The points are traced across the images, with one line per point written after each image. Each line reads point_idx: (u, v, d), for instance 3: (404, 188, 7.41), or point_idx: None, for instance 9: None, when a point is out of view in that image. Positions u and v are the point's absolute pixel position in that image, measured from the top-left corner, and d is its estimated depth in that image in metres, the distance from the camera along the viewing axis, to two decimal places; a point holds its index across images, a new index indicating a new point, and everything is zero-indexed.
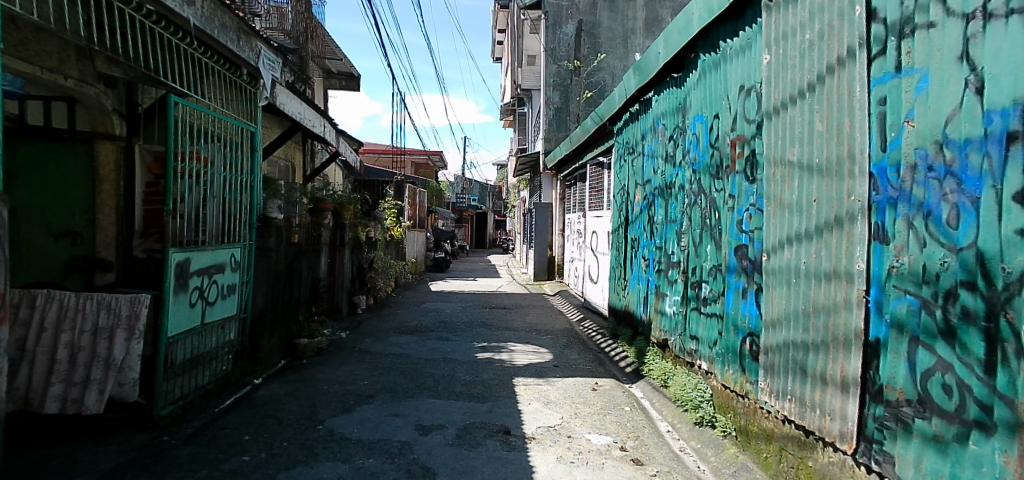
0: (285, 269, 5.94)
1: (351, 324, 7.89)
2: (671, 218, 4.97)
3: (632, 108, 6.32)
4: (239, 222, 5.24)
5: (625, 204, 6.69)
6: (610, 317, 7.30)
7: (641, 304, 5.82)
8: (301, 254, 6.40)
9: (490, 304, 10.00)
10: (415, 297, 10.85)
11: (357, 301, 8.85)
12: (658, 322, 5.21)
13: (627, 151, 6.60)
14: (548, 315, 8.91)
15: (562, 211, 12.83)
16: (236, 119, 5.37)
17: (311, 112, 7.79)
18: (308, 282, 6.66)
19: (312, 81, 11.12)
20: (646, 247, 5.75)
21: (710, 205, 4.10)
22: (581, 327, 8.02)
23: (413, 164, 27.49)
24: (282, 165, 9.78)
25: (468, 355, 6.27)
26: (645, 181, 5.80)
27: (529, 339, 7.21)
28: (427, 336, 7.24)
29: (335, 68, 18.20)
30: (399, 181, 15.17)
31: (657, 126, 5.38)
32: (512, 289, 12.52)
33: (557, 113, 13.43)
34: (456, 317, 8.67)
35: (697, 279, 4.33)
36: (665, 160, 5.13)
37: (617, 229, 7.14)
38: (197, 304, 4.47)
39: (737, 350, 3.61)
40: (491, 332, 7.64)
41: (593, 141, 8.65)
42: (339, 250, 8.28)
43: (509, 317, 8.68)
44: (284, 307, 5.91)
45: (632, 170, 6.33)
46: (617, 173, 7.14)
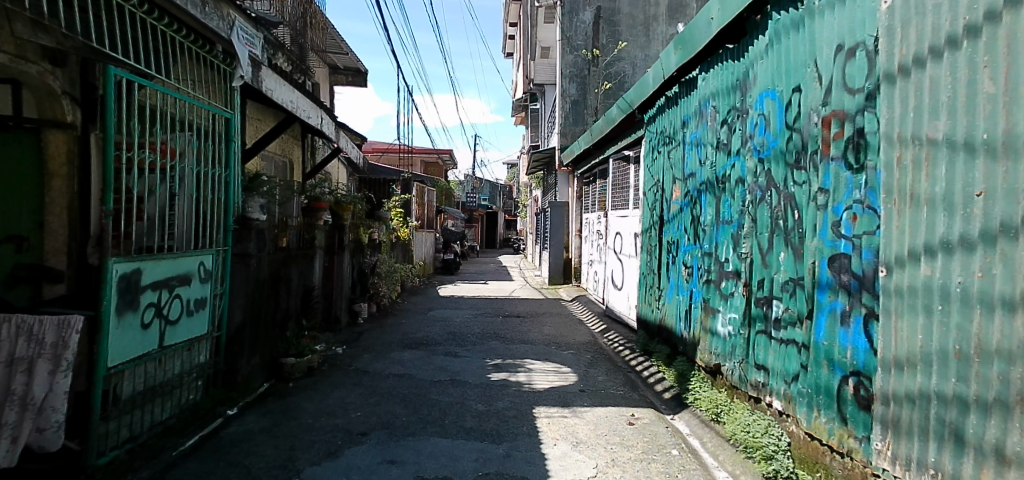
0: (270, 278, 5.15)
1: (349, 337, 7.10)
2: (725, 219, 4.13)
3: (669, 91, 5.46)
4: (210, 223, 4.44)
5: (658, 202, 5.83)
6: (639, 330, 6.44)
7: (682, 320, 4.97)
8: (289, 260, 5.60)
9: (502, 312, 9.16)
10: (422, 303, 10.04)
11: (359, 310, 8.12)
12: (706, 344, 4.36)
13: (661, 141, 5.75)
14: (568, 325, 8.06)
15: (579, 211, 11.98)
16: (210, 105, 4.56)
17: (306, 101, 6.99)
18: (298, 291, 5.87)
19: (313, 73, 10.37)
20: (688, 254, 4.90)
21: (787, 203, 3.26)
22: (605, 339, 7.18)
23: (423, 162, 26.80)
24: (279, 162, 9.02)
25: (480, 376, 5.45)
26: (687, 175, 4.94)
27: (548, 355, 6.38)
28: (434, 351, 6.42)
29: (341, 62, 17.51)
30: (406, 179, 14.38)
31: (704, 109, 4.54)
32: (526, 294, 11.69)
33: (574, 106, 12.45)
34: (466, 327, 7.84)
35: (765, 296, 3.50)
36: (716, 149, 4.28)
37: (647, 231, 6.29)
38: (153, 324, 3.66)
39: (833, 391, 2.78)
40: (505, 346, 6.80)
41: (617, 132, 7.82)
42: (337, 255, 7.54)
43: (524, 327, 7.86)
44: (271, 322, 5.11)
45: (669, 163, 5.48)
46: (648, 167, 6.28)
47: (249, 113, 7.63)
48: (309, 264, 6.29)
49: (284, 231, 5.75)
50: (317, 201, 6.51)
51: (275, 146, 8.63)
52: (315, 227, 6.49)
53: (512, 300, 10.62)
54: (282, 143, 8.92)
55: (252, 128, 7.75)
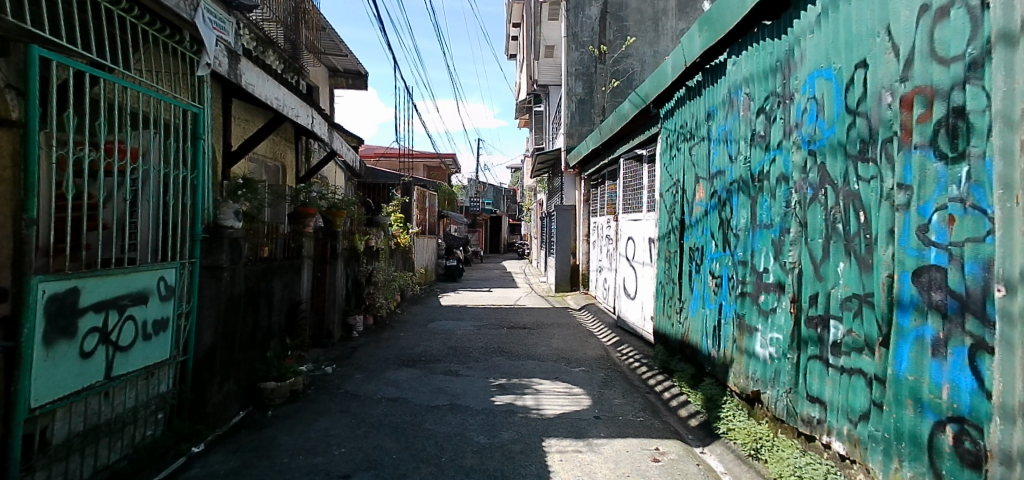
0: (251, 292, 4.63)
1: (341, 354, 6.54)
2: (763, 223, 3.58)
3: (690, 81, 4.93)
4: (175, 231, 3.89)
5: (678, 205, 5.28)
6: (657, 345, 5.88)
7: (708, 336, 4.41)
8: (272, 272, 5.07)
9: (507, 323, 8.60)
10: (422, 314, 9.48)
11: (354, 323, 7.58)
12: (741, 367, 3.79)
13: (681, 137, 5.20)
14: (577, 337, 7.49)
15: (587, 214, 11.43)
16: (177, 99, 3.99)
17: (294, 99, 6.50)
18: (283, 306, 5.34)
19: (306, 73, 9.89)
20: (715, 262, 4.34)
21: (849, 203, 2.72)
22: (619, 353, 6.61)
23: (425, 167, 26.31)
24: (270, 166, 8.51)
25: (483, 400, 4.89)
26: (713, 174, 4.40)
27: (558, 373, 5.80)
28: (432, 370, 5.85)
29: (340, 65, 17.03)
30: (407, 183, 13.85)
31: (734, 97, 4.00)
32: (532, 302, 11.13)
33: (580, 105, 11.90)
34: (468, 341, 7.26)
35: (818, 315, 2.93)
36: (750, 143, 3.74)
37: (663, 237, 5.74)
38: (98, 352, 3.12)
39: (920, 439, 2.21)
40: (510, 363, 6.22)
41: (629, 130, 7.28)
42: (329, 265, 7.03)
43: (531, 340, 7.29)
44: (249, 342, 4.59)
45: (690, 161, 4.94)
46: (664, 167, 5.74)
47: (236, 113, 7.13)
48: (295, 276, 5.75)
49: (267, 239, 5.22)
50: (305, 205, 5.98)
51: (266, 149, 8.14)
52: (302, 235, 5.95)
53: (517, 310, 10.05)
54: (273, 146, 8.42)
55: (239, 129, 7.25)
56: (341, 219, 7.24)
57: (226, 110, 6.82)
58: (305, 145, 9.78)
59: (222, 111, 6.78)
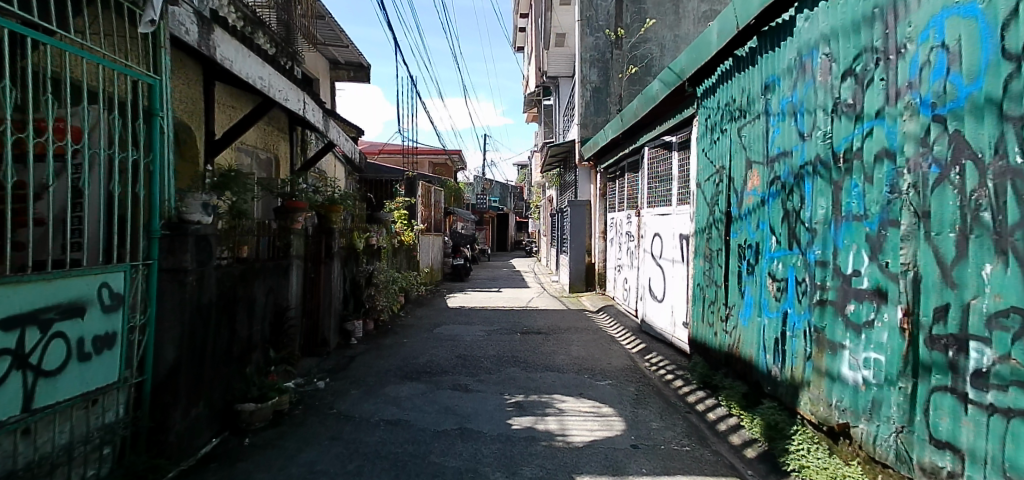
0: (225, 298, 3.96)
1: (336, 365, 5.84)
2: (851, 214, 2.87)
3: (740, 49, 4.23)
4: (121, 227, 3.18)
5: (722, 195, 4.57)
6: (694, 356, 5.15)
7: (770, 351, 3.69)
8: (254, 274, 4.40)
9: (520, 327, 7.88)
10: (427, 318, 8.77)
11: (352, 329, 6.90)
12: (820, 391, 3.07)
13: (727, 115, 4.48)
14: (599, 344, 6.77)
15: (604, 210, 10.70)
16: (125, 66, 3.19)
17: (285, 80, 5.83)
18: (267, 312, 4.66)
19: (302, 60, 9.25)
20: (778, 262, 3.63)
21: (1004, 183, 2.02)
22: (648, 363, 5.88)
23: (430, 163, 25.66)
24: (262, 158, 7.87)
25: (498, 423, 4.17)
26: (775, 156, 3.69)
27: (582, 388, 5.08)
28: (438, 384, 5.15)
29: (342, 58, 16.38)
30: (411, 178, 13.13)
31: (805, 61, 3.29)
32: (545, 303, 10.41)
33: (595, 94, 11.17)
34: (478, 349, 6.55)
35: (950, 334, 2.21)
36: (832, 114, 3.03)
37: (702, 233, 5.03)
38: (10, 379, 2.45)
39: None
40: (526, 375, 5.49)
41: (656, 114, 6.57)
42: (324, 265, 6.37)
43: (547, 348, 6.58)
44: (222, 356, 3.91)
45: (740, 144, 4.23)
46: (703, 153, 5.03)
47: (220, 98, 6.49)
48: (282, 278, 5.07)
49: (249, 236, 4.55)
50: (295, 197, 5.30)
51: (257, 139, 7.50)
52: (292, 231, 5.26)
53: (530, 312, 9.33)
54: (265, 136, 7.77)
55: (224, 116, 6.61)
56: (337, 214, 6.58)
57: (208, 95, 6.20)
58: (301, 136, 9.14)
59: (204, 95, 6.17)
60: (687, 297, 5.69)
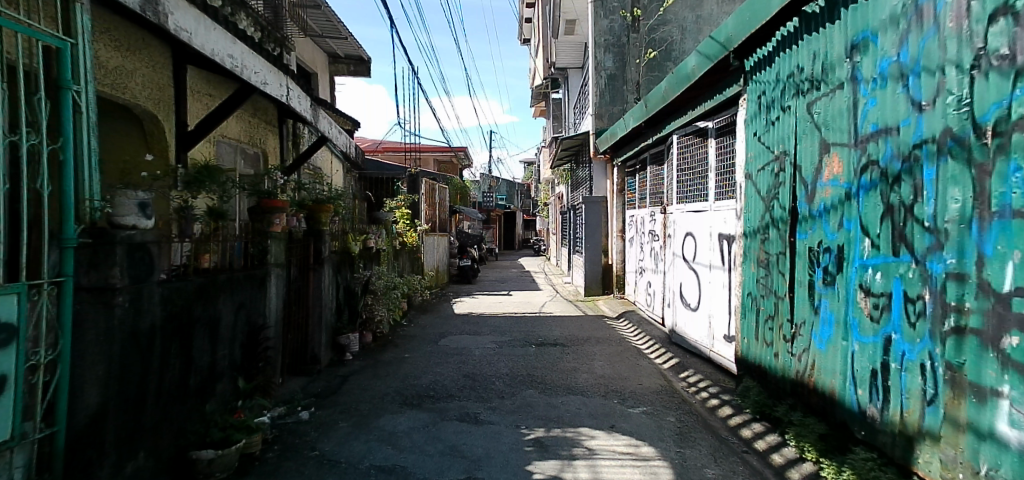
0: (175, 319, 3.12)
1: (325, 388, 5.05)
2: (1008, 209, 2.06)
3: (811, 4, 3.43)
4: (14, 233, 2.34)
5: (784, 187, 3.77)
6: (746, 378, 4.34)
7: (863, 385, 2.90)
8: (221, 289, 3.66)
9: (535, 338, 7.07)
10: (432, 327, 8.00)
11: (347, 343, 6.06)
12: (956, 452, 2.28)
13: (790, 89, 3.68)
14: (625, 359, 5.96)
15: (622, 206, 9.88)
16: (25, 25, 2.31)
17: (263, 61, 5.07)
18: (242, 331, 3.90)
19: (293, 46, 8.46)
20: (877, 272, 2.83)
21: None
22: (686, 384, 5.06)
23: (435, 160, 24.94)
24: (247, 153, 7.11)
25: (515, 470, 3.37)
26: (869, 135, 2.89)
27: (613, 417, 4.27)
28: (443, 414, 4.35)
29: (341, 51, 15.67)
30: (414, 175, 12.28)
31: (921, 6, 2.49)
32: (560, 308, 9.61)
33: (611, 82, 10.38)
34: (488, 365, 5.76)
35: None
36: (970, 71, 2.22)
37: (755, 233, 4.23)
38: None
39: None
40: (546, 400, 4.69)
41: (688, 98, 5.78)
42: (312, 272, 5.61)
43: (567, 364, 5.78)
44: (172, 393, 3.10)
45: (811, 123, 3.43)
46: (754, 137, 4.23)
47: (193, 85, 5.71)
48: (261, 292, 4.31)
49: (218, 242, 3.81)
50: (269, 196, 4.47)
51: (241, 131, 6.75)
52: (271, 234, 4.49)
53: (544, 319, 8.53)
54: (250, 130, 7.03)
55: (200, 105, 5.83)
56: (327, 215, 5.83)
57: (178, 81, 5.43)
58: (293, 129, 8.39)
59: (173, 81, 5.40)
60: (733, 308, 4.89)
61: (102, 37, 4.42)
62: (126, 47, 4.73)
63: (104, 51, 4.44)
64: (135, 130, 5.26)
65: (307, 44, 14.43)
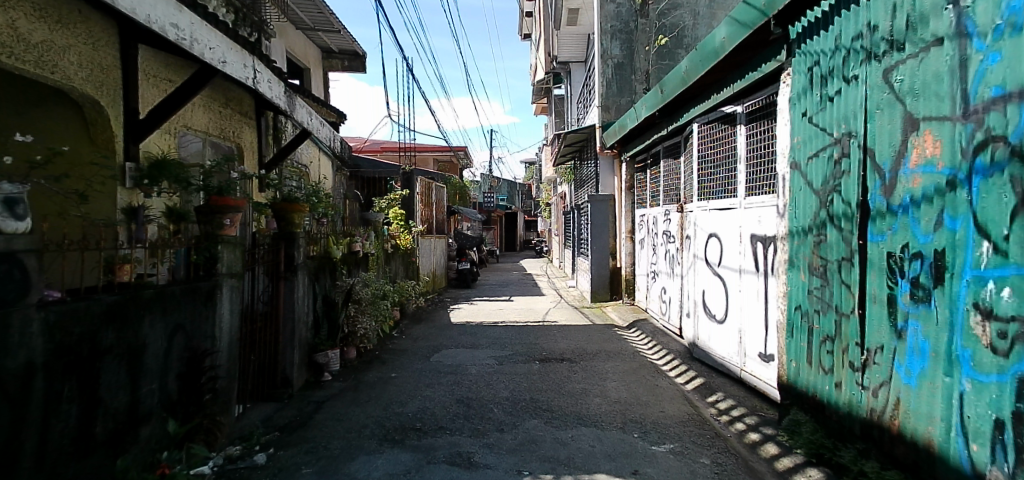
0: (66, 353, 2.33)
1: (294, 418, 4.30)
2: None
3: None
4: None
5: (849, 178, 3.04)
6: (793, 410, 3.60)
7: (980, 439, 2.19)
8: (154, 308, 2.91)
9: (538, 352, 6.33)
10: (425, 338, 7.28)
11: (325, 362, 5.31)
12: None
13: (858, 54, 2.95)
14: (642, 379, 5.22)
15: (631, 205, 9.15)
16: None
17: (218, 34, 4.32)
18: (181, 357, 3.16)
19: (271, 31, 7.72)
20: (1002, 286, 2.10)
21: None
22: (716, 412, 4.32)
23: (434, 160, 24.24)
24: (217, 147, 6.37)
25: None
26: (989, 101, 2.16)
27: (635, 459, 3.51)
28: (430, 454, 3.61)
29: (334, 46, 15.02)
30: (410, 172, 11.41)
31: None
32: (565, 316, 8.88)
33: (619, 71, 9.66)
34: (486, 387, 5.02)
35: None
36: None
37: (807, 235, 3.50)
38: None
39: None
40: (553, 434, 3.94)
41: (712, 80, 5.06)
42: (282, 281, 4.88)
43: (576, 385, 5.04)
44: (66, 450, 2.33)
45: (891, 93, 2.71)
46: (805, 119, 3.51)
47: (148, 68, 4.96)
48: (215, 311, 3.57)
49: (163, 249, 3.07)
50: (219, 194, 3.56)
51: (208, 123, 6.03)
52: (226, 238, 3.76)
53: (548, 329, 7.78)
54: (221, 121, 6.31)
55: (157, 91, 5.09)
56: (301, 215, 5.11)
57: (127, 62, 4.69)
58: (272, 122, 7.66)
59: (121, 62, 4.65)
60: (775, 323, 4.15)
61: (22, 5, 3.67)
62: (55, 19, 3.98)
63: (24, 22, 3.70)
64: (76, 117, 4.52)
65: (297, 37, 13.73)
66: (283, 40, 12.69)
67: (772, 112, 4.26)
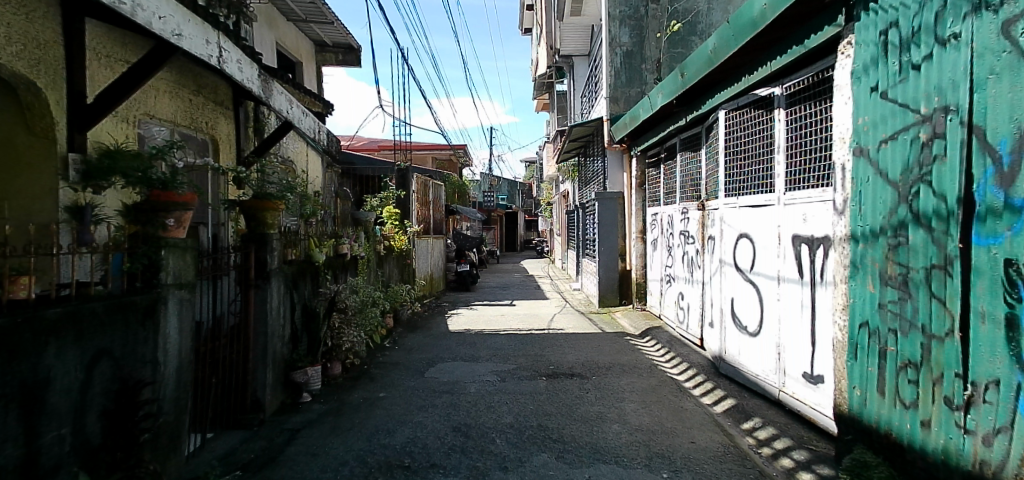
0: None
1: (261, 452, 3.66)
2: None
3: None
4: None
5: (944, 165, 2.43)
6: (859, 448, 2.97)
7: None
8: (66, 332, 2.30)
9: (545, 366, 5.70)
10: (420, 349, 6.65)
11: (305, 381, 4.68)
12: None
13: (962, 6, 2.33)
14: (664, 400, 4.60)
15: (642, 203, 8.50)
16: None
17: (170, 0, 3.67)
18: (108, 390, 2.54)
19: (252, 14, 7.09)
20: None
21: None
22: (756, 443, 3.69)
23: (433, 159, 23.66)
24: (189, 139, 5.75)
25: None
26: None
27: None
28: None
29: (327, 38, 14.36)
30: (404, 169, 10.67)
31: None
32: (572, 322, 8.25)
33: (628, 60, 9.04)
34: (486, 411, 4.39)
35: None
36: None
37: (878, 236, 2.87)
38: None
39: None
40: (567, 474, 3.30)
41: (745, 58, 4.43)
42: (253, 289, 4.23)
43: (590, 408, 4.41)
44: None
45: (1016, 52, 2.09)
46: (875, 95, 2.89)
47: (99, 46, 4.34)
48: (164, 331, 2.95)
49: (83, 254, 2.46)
50: (160, 187, 2.94)
51: (177, 111, 5.41)
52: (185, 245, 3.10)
53: (554, 338, 7.15)
54: (193, 110, 5.69)
55: (111, 73, 4.49)
56: (276, 214, 4.46)
57: (73, 38, 4.06)
58: (253, 113, 7.04)
59: (64, 37, 4.02)
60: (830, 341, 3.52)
61: None
62: None
63: None
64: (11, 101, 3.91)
65: (290, 29, 13.11)
66: (273, 32, 12.05)
67: (825, 91, 3.63)
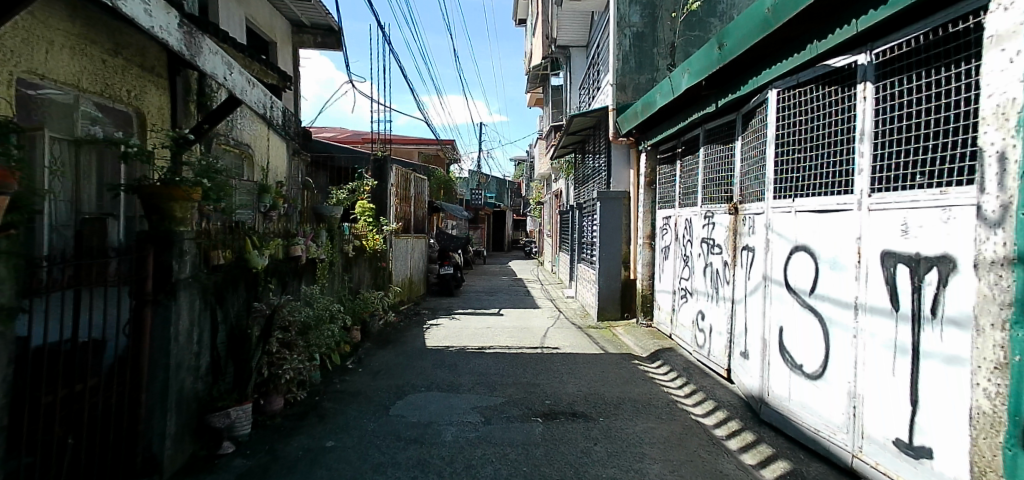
0: None
1: None
2: None
3: None
4: None
5: None
6: None
7: None
8: None
9: (540, 402, 4.61)
10: (388, 372, 5.54)
11: (228, 427, 3.56)
12: None
13: None
14: (697, 460, 3.53)
15: (650, 205, 7.46)
16: None
17: None
18: None
19: None
20: None
21: None
22: None
23: (419, 152, 22.49)
24: (105, 111, 4.41)
25: None
26: None
27: None
28: None
29: (306, 19, 13.15)
30: (382, 159, 9.38)
31: None
32: (568, 338, 7.18)
33: (638, 44, 8.00)
34: (465, 475, 3.29)
35: None
36: None
37: None
38: None
39: None
40: None
41: (817, 17, 3.39)
42: (150, 308, 3.07)
43: (602, 473, 3.33)
44: None
45: None
46: None
47: None
48: None
49: None
50: None
51: (85, 74, 4.05)
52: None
53: (549, 360, 6.06)
54: (110, 74, 4.34)
55: None
56: (189, 206, 3.26)
57: None
58: (197, 84, 5.80)
59: None
60: (966, 406, 2.46)
61: None
62: None
63: None
64: None
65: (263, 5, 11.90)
66: (244, 5, 10.84)
67: (961, 51, 2.60)
